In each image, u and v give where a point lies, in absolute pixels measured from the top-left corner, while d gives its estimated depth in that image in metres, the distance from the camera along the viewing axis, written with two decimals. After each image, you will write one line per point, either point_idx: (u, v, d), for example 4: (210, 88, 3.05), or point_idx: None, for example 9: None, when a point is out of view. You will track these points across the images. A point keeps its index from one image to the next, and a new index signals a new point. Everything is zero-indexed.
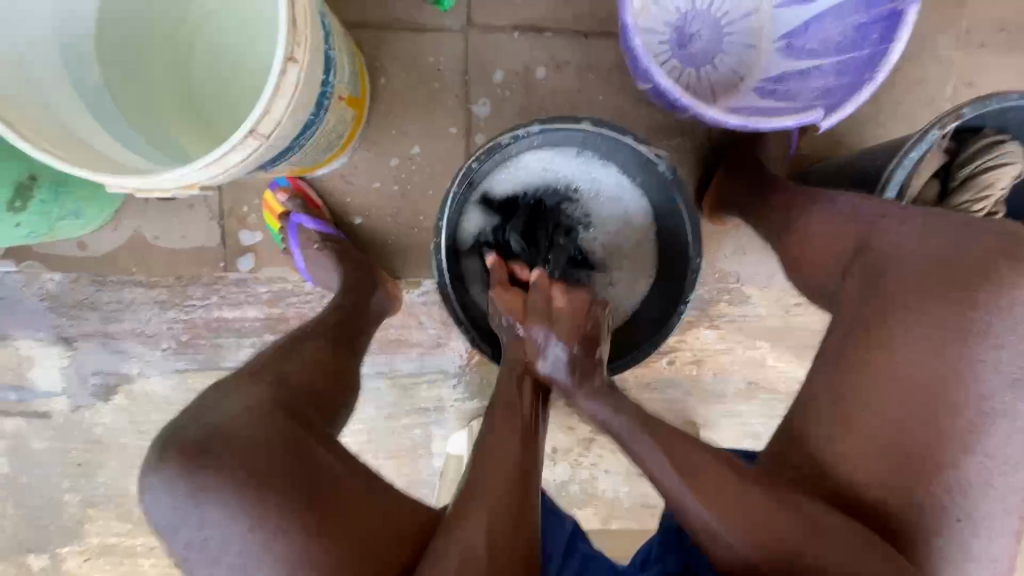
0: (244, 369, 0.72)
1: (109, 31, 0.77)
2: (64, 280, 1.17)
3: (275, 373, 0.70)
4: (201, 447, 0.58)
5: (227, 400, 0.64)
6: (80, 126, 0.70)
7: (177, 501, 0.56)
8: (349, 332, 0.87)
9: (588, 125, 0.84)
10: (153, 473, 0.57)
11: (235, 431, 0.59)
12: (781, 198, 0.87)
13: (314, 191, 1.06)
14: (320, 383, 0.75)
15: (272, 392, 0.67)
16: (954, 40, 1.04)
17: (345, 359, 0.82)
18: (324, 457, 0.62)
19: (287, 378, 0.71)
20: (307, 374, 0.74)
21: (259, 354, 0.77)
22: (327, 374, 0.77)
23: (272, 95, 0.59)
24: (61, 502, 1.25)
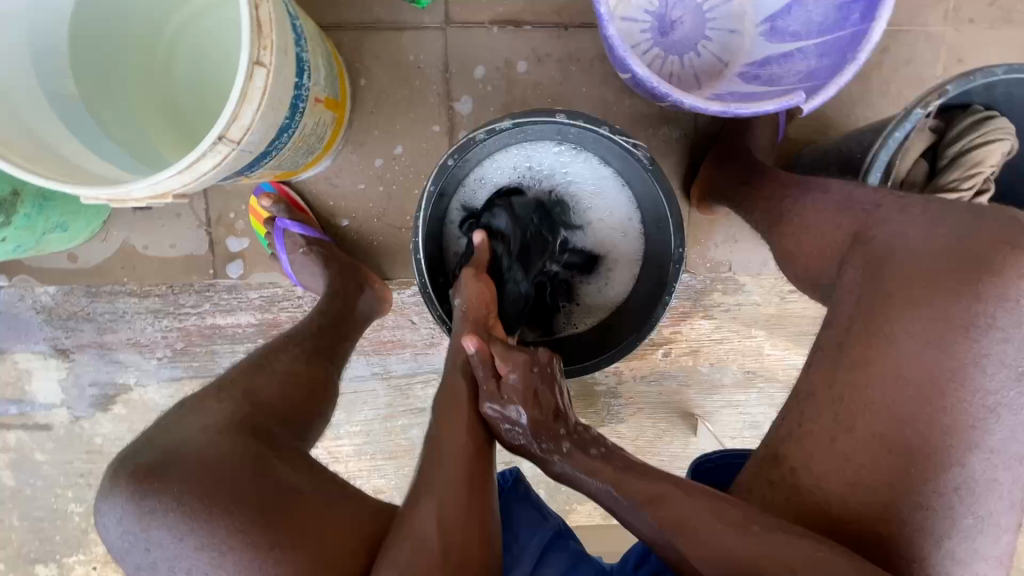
0: (215, 383, 0.72)
1: (84, 45, 0.77)
2: (57, 292, 1.18)
3: (244, 389, 0.70)
4: (157, 468, 0.57)
5: (190, 418, 0.64)
6: (58, 140, 0.70)
7: (130, 524, 0.56)
8: (331, 342, 0.87)
9: (563, 119, 0.81)
10: (107, 495, 0.57)
11: (200, 453, 0.59)
12: (769, 188, 0.86)
13: (298, 195, 1.06)
14: (291, 396, 0.74)
15: (241, 407, 0.67)
16: (943, 16, 1.02)
17: (325, 370, 0.82)
18: (289, 472, 0.62)
19: (257, 394, 0.71)
20: (279, 390, 0.73)
21: (237, 363, 0.77)
22: (302, 387, 0.76)
23: (239, 102, 0.59)
24: (65, 512, 1.27)
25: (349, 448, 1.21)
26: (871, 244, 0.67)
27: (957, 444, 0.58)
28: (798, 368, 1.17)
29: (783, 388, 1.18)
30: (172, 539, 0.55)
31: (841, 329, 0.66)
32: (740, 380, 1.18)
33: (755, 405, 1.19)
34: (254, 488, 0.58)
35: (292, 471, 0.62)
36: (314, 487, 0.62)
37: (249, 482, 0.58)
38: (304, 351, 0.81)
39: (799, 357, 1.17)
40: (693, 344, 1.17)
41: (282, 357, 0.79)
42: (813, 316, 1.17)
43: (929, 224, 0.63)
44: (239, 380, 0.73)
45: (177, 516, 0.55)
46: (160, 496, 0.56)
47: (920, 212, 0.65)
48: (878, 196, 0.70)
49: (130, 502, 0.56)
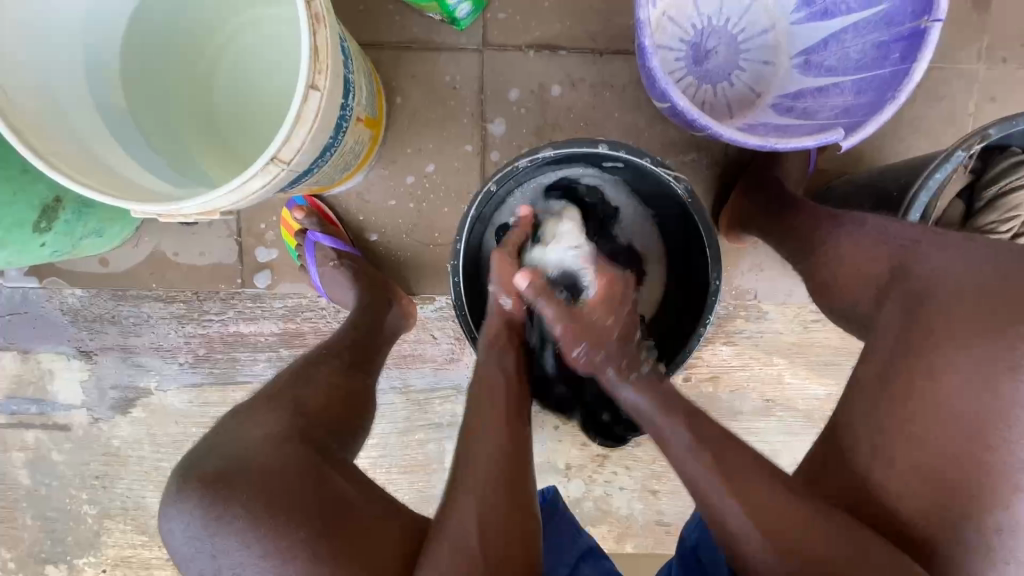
0: (262, 394, 0.73)
1: (133, 59, 0.78)
2: (84, 295, 1.19)
3: (292, 399, 0.71)
4: (220, 474, 0.58)
5: (250, 424, 0.66)
6: (108, 152, 0.71)
7: (197, 528, 0.57)
8: (365, 354, 0.87)
9: (606, 150, 0.81)
10: (177, 500, 0.58)
11: (252, 457, 0.60)
12: (803, 220, 0.86)
13: (329, 208, 1.07)
14: (337, 406, 0.75)
15: (291, 417, 0.68)
16: (976, 55, 1.02)
17: (360, 383, 0.82)
18: (345, 483, 0.62)
19: (304, 405, 0.71)
20: (324, 400, 0.74)
21: (279, 375, 0.78)
22: (341, 402, 0.76)
23: (293, 125, 0.60)
24: (79, 513, 1.27)
25: (364, 460, 1.21)
26: (909, 281, 0.67)
27: (1009, 495, 0.56)
28: (819, 399, 1.17)
29: (804, 418, 1.17)
30: (239, 546, 0.55)
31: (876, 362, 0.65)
32: (760, 408, 1.18)
33: (775, 434, 1.19)
34: (318, 500, 0.58)
35: (349, 480, 0.63)
36: (371, 500, 0.62)
37: (308, 494, 0.58)
38: (343, 362, 0.82)
39: (820, 387, 1.17)
40: (713, 370, 1.16)
41: (325, 368, 0.79)
42: (836, 346, 1.16)
43: (972, 261, 0.62)
44: (287, 392, 0.72)
45: (215, 528, 0.56)
46: (217, 509, 0.56)
47: (956, 250, 0.64)
48: (913, 231, 0.70)
49: (200, 504, 0.57)
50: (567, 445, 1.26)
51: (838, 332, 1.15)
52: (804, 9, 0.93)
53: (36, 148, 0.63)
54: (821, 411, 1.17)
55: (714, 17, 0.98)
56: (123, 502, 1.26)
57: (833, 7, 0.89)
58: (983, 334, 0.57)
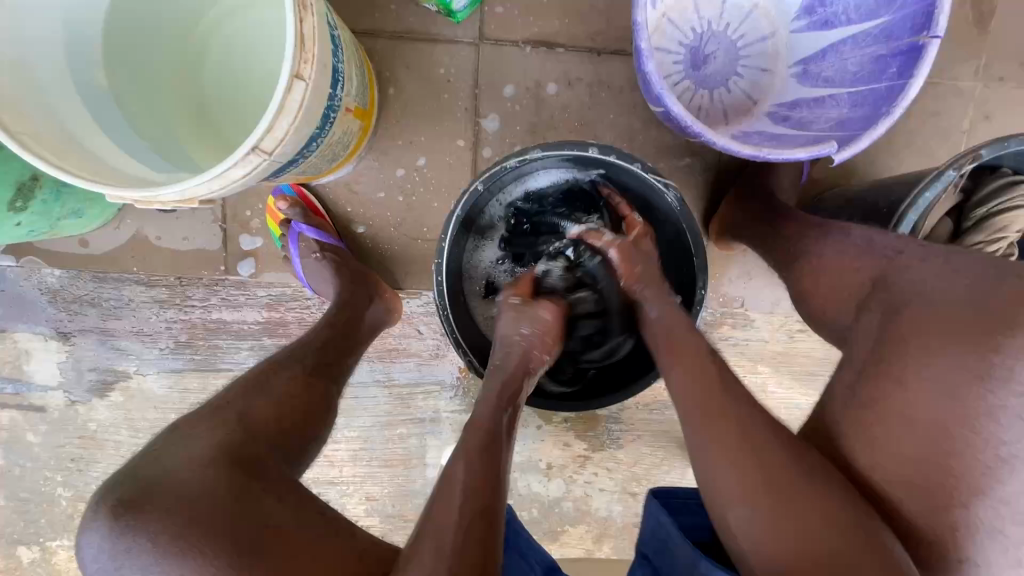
0: (211, 403, 0.71)
1: (116, 36, 0.76)
2: (63, 275, 1.17)
3: (236, 412, 0.69)
4: (130, 503, 0.56)
5: (176, 444, 0.63)
6: (87, 134, 0.69)
7: (108, 553, 0.55)
8: (330, 357, 0.85)
9: (595, 153, 0.80)
10: (89, 523, 0.56)
11: (175, 482, 0.58)
12: (794, 228, 0.85)
13: (317, 198, 1.05)
14: (287, 419, 0.72)
15: (228, 433, 0.66)
16: (973, 72, 1.02)
17: (320, 390, 0.80)
18: (276, 506, 0.60)
19: (248, 416, 0.69)
20: (274, 409, 0.72)
21: (232, 383, 0.75)
22: (299, 407, 0.75)
23: (275, 115, 0.58)
24: (53, 495, 1.25)
25: (345, 452, 1.21)
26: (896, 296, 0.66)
27: None
28: (799, 408, 1.18)
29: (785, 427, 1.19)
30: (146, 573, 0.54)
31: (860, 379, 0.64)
32: None
33: None
34: (232, 521, 0.56)
35: (278, 503, 0.60)
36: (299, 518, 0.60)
37: (227, 517, 0.56)
38: (299, 370, 0.79)
39: (802, 397, 1.18)
40: None
41: (278, 378, 0.76)
42: (819, 357, 1.17)
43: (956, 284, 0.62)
44: (237, 401, 0.70)
45: (134, 546, 0.55)
46: (128, 537, 0.55)
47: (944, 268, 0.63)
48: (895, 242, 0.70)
49: (110, 530, 0.55)
50: (549, 445, 1.26)
51: (822, 343, 1.16)
52: (805, 18, 0.93)
53: (12, 127, 0.61)
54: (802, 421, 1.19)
55: (714, 21, 0.97)
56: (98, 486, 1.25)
57: (834, 17, 0.89)
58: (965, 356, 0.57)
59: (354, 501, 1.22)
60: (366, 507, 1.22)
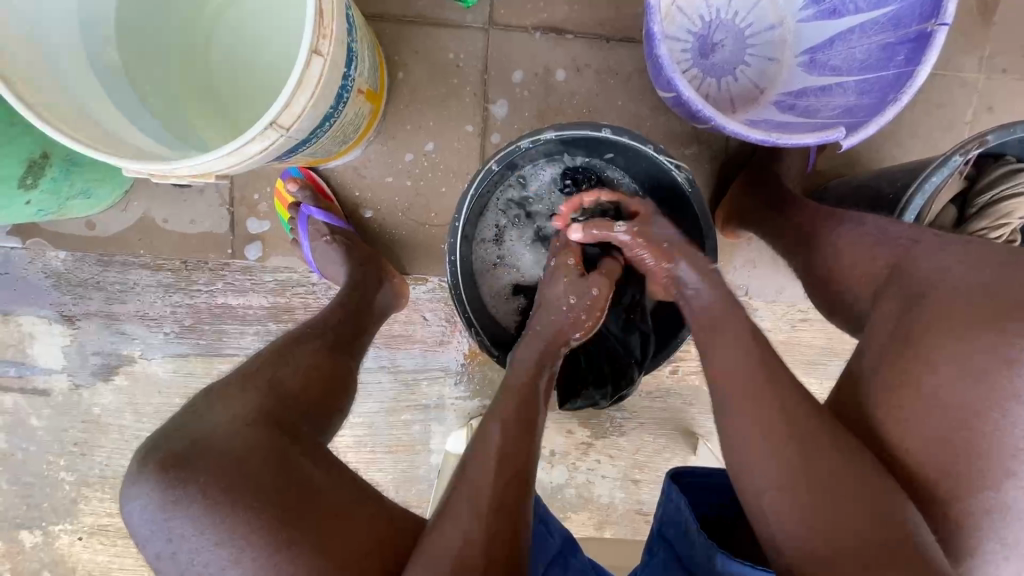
0: (239, 371, 0.71)
1: (129, 14, 0.76)
2: (69, 258, 1.17)
3: (267, 378, 0.69)
4: (180, 458, 0.57)
5: (218, 407, 0.64)
6: (101, 109, 0.69)
7: (155, 511, 0.56)
8: (349, 334, 0.85)
9: (609, 134, 0.80)
10: (135, 480, 0.57)
11: (213, 443, 0.59)
12: (804, 217, 0.86)
13: (325, 182, 1.05)
14: (312, 392, 0.72)
15: (261, 400, 0.66)
16: (977, 64, 1.03)
17: (345, 364, 0.80)
18: (311, 467, 0.61)
19: (280, 384, 0.69)
20: (301, 380, 0.72)
21: (255, 354, 0.75)
22: (324, 380, 0.74)
23: (293, 90, 0.58)
24: (56, 480, 1.26)
25: (350, 438, 1.22)
26: (910, 278, 0.66)
27: None
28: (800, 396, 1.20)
29: None
30: (195, 528, 0.55)
31: (870, 359, 0.64)
32: None
33: None
34: (279, 485, 0.57)
35: (316, 468, 0.61)
36: (331, 479, 0.61)
37: (269, 476, 0.57)
38: (322, 344, 0.78)
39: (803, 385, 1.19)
40: None
41: (302, 351, 0.76)
42: (820, 346, 1.19)
43: (967, 265, 0.62)
44: (265, 368, 0.71)
45: (179, 503, 0.55)
46: (179, 489, 0.56)
47: (956, 251, 0.64)
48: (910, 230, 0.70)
49: (157, 486, 0.56)
50: (552, 433, 1.27)
51: (823, 332, 1.18)
52: (813, 8, 0.94)
53: (29, 102, 0.61)
54: None
55: (722, 10, 0.97)
56: (102, 470, 1.25)
57: (841, 7, 0.90)
58: (978, 335, 0.58)
59: None
60: None
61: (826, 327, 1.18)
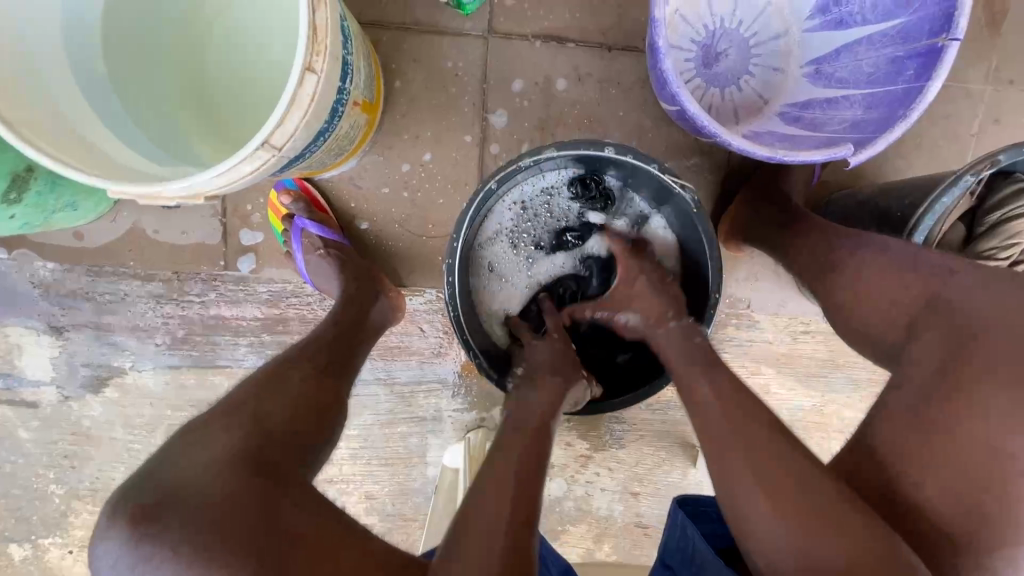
0: (222, 403, 0.67)
1: (115, 25, 0.73)
2: (57, 268, 1.14)
3: (251, 412, 0.65)
4: (152, 512, 0.54)
5: (195, 448, 0.60)
6: (87, 126, 0.67)
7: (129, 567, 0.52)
8: (339, 357, 0.81)
9: (612, 153, 0.79)
10: (106, 534, 0.53)
11: (189, 491, 0.55)
12: (817, 238, 0.82)
13: (319, 193, 1.03)
14: (299, 421, 0.69)
15: (242, 437, 0.62)
16: (984, 75, 1.01)
17: (332, 391, 0.76)
18: (295, 513, 0.58)
19: (264, 417, 0.66)
20: (288, 410, 0.69)
21: (240, 383, 0.71)
22: (311, 408, 0.71)
23: (287, 107, 0.56)
24: (46, 493, 1.23)
25: (345, 451, 1.20)
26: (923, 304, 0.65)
27: None
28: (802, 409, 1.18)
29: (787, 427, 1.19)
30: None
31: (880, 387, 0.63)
32: None
33: None
34: (259, 533, 0.54)
35: (298, 510, 0.58)
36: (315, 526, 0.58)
37: (248, 524, 0.54)
38: (310, 371, 0.75)
39: (804, 398, 1.18)
40: None
41: (289, 379, 0.72)
42: (822, 359, 1.18)
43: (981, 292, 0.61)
44: (249, 400, 0.67)
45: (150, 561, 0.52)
46: (151, 546, 0.52)
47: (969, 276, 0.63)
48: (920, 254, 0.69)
49: (129, 543, 0.53)
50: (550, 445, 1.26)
51: (825, 344, 1.16)
52: (819, 17, 0.92)
53: (11, 122, 0.59)
54: (803, 422, 1.19)
55: (727, 18, 0.95)
56: (92, 483, 1.23)
57: (849, 17, 0.88)
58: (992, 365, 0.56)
59: (354, 500, 1.21)
60: (366, 505, 1.21)
61: (828, 339, 1.16)
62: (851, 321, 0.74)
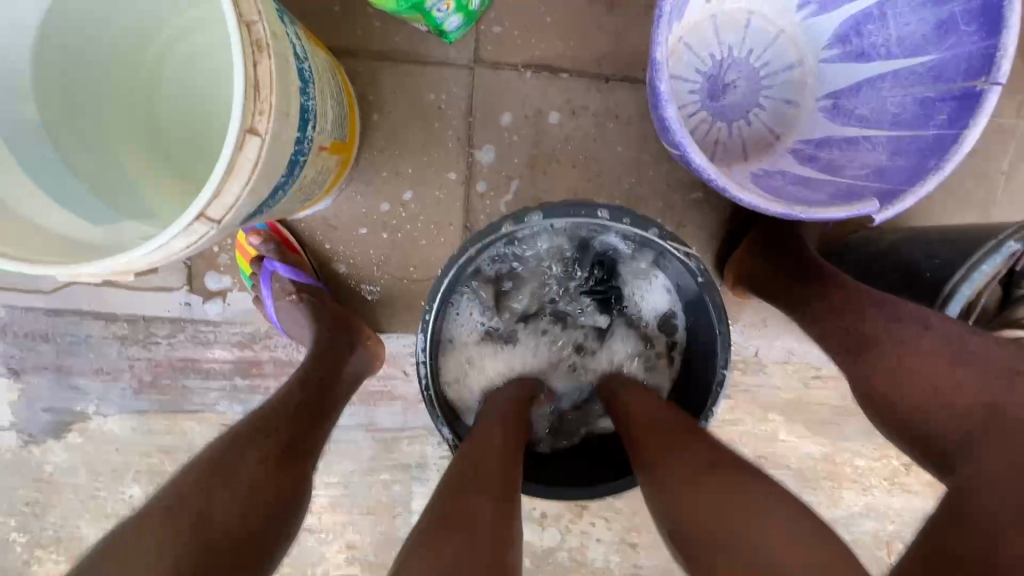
0: (160, 497, 0.57)
1: (52, 63, 0.66)
2: (13, 308, 1.07)
3: (195, 510, 0.55)
4: None
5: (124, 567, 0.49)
6: (14, 183, 0.59)
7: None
8: (304, 426, 0.71)
9: (606, 217, 0.68)
10: None
11: None
12: (841, 301, 0.74)
13: (291, 232, 0.95)
14: (256, 519, 0.59)
15: (182, 546, 0.52)
16: (1017, 107, 0.93)
17: (294, 473, 0.66)
18: None
19: (209, 518, 0.55)
20: (239, 501, 0.58)
21: (183, 469, 0.60)
22: (268, 496, 0.61)
23: (223, 177, 0.48)
24: (8, 539, 1.17)
25: (324, 500, 1.12)
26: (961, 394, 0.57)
27: None
28: (812, 458, 1.11)
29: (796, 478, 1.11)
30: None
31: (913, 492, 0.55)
32: None
33: None
34: None
35: None
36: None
37: None
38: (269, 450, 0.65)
39: (815, 447, 1.10)
40: None
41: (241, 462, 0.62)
42: (834, 405, 1.10)
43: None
44: (194, 490, 0.57)
45: None
46: None
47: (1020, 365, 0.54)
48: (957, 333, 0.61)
49: None
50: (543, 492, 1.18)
51: (838, 391, 1.09)
52: (838, 47, 0.83)
53: None
54: (813, 471, 1.11)
55: (736, 47, 0.87)
56: (56, 531, 1.16)
57: (871, 49, 0.80)
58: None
59: (333, 551, 1.14)
60: (346, 557, 1.14)
61: (841, 385, 1.08)
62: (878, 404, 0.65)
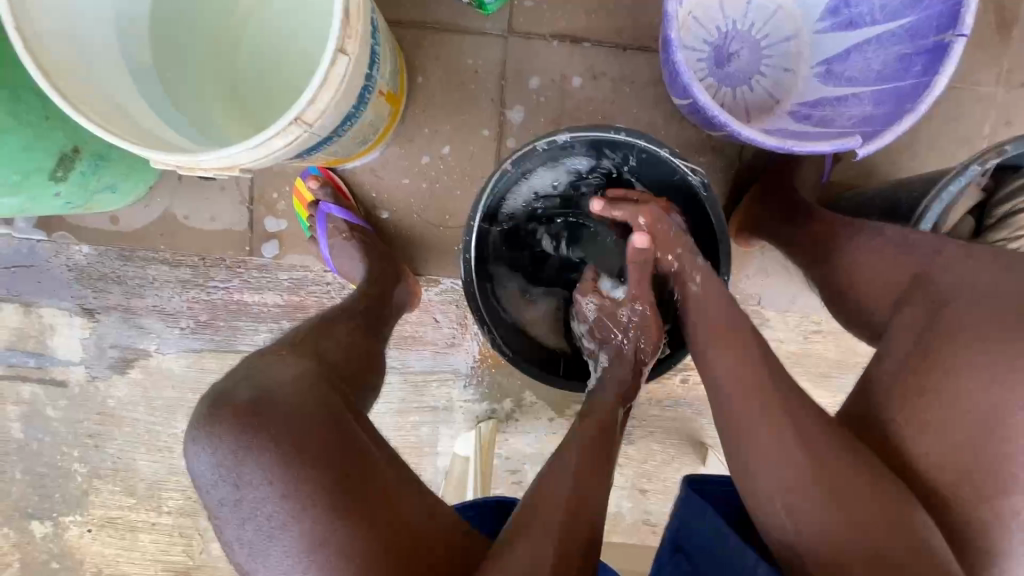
0: (283, 342, 0.75)
1: (163, 17, 0.79)
2: (91, 252, 1.19)
3: (315, 350, 0.74)
4: (244, 409, 0.60)
5: (275, 368, 0.68)
6: (133, 106, 0.72)
7: (223, 459, 0.58)
8: (375, 322, 0.89)
9: (623, 137, 0.82)
10: (203, 431, 0.60)
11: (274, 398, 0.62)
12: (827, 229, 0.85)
13: (342, 182, 1.07)
14: (344, 365, 0.76)
15: (312, 369, 0.70)
16: (995, 77, 1.03)
17: (373, 346, 0.85)
18: (364, 436, 0.65)
19: (323, 357, 0.74)
20: (341, 352, 0.78)
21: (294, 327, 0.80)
22: (359, 355, 0.80)
23: (320, 84, 0.60)
24: (69, 471, 1.27)
25: None
26: (932, 286, 0.68)
27: (1013, 490, 0.57)
28: None
29: None
30: (263, 476, 0.57)
31: (896, 362, 0.66)
32: None
33: None
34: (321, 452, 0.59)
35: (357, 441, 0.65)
36: (383, 454, 0.65)
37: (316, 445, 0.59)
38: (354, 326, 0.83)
39: (815, 398, 1.18)
40: None
41: (338, 330, 0.81)
42: (833, 359, 1.17)
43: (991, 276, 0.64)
44: (308, 342, 0.75)
45: (238, 446, 0.58)
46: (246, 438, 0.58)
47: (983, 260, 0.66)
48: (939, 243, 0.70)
49: (228, 431, 0.59)
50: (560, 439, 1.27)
51: (837, 344, 1.16)
52: (829, 19, 0.94)
53: (70, 98, 0.64)
54: None
55: (739, 20, 0.98)
56: (113, 463, 1.27)
57: (858, 18, 0.90)
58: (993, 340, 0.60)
59: None
60: None
61: (840, 339, 1.16)
62: (866, 304, 0.76)
